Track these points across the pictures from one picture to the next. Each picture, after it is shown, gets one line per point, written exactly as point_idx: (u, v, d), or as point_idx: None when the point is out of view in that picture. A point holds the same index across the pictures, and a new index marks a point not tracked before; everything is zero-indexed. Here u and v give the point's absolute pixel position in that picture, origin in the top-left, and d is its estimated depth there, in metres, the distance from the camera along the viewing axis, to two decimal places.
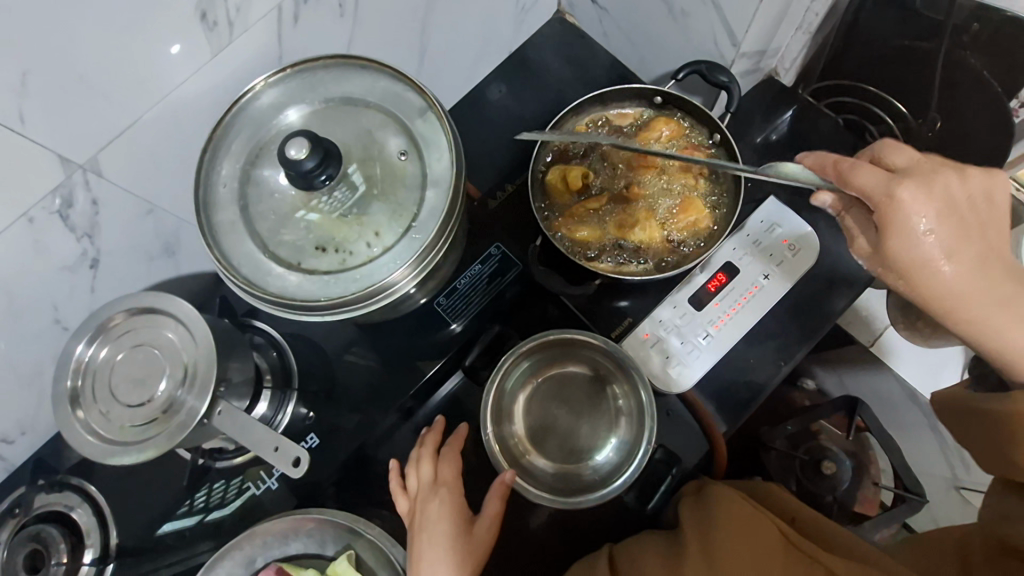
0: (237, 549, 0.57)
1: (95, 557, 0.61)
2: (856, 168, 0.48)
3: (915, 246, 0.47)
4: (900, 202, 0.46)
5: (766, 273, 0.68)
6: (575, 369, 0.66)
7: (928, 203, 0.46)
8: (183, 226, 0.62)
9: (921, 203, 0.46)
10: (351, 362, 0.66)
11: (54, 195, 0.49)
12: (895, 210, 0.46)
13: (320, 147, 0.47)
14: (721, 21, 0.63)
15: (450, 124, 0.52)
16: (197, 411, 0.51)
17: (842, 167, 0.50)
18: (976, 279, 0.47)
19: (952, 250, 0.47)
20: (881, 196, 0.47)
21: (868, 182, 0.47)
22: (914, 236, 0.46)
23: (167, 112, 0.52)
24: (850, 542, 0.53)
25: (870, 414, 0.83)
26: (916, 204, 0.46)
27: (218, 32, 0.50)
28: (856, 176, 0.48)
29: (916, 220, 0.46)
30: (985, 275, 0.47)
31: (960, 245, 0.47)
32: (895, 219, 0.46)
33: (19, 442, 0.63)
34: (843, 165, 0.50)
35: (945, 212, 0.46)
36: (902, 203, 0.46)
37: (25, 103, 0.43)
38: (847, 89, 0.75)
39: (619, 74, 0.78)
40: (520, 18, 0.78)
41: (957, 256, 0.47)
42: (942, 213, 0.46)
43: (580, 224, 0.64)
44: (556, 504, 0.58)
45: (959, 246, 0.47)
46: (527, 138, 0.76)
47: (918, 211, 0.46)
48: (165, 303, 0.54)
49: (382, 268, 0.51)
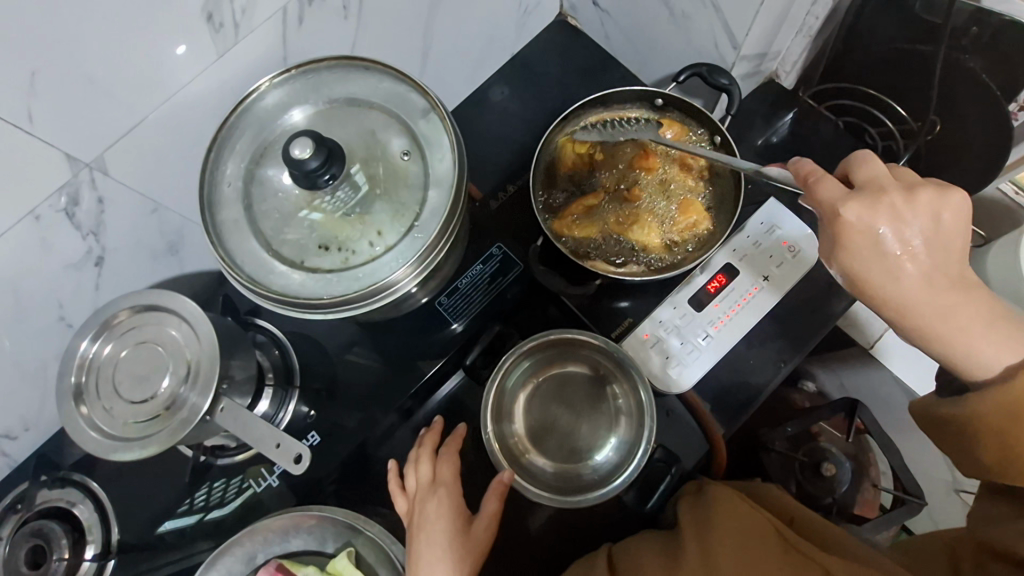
0: (237, 544, 0.57)
1: (96, 553, 0.62)
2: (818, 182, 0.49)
3: (863, 263, 0.48)
4: (846, 223, 0.47)
5: (765, 275, 0.69)
6: (576, 369, 0.66)
7: (878, 222, 0.46)
8: (188, 224, 0.62)
9: (868, 224, 0.46)
10: (351, 361, 0.66)
11: (61, 192, 0.50)
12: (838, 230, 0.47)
13: (325, 147, 0.48)
14: (722, 25, 0.64)
15: (452, 125, 0.53)
16: (199, 408, 0.51)
17: (808, 180, 0.50)
18: (930, 301, 0.48)
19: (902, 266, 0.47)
20: (830, 216, 0.48)
21: (820, 201, 0.48)
22: (861, 256, 0.47)
23: (174, 112, 0.52)
24: (851, 545, 0.53)
25: (869, 416, 0.83)
26: (863, 224, 0.46)
27: (224, 33, 0.50)
28: (814, 194, 0.49)
29: (861, 242, 0.47)
30: (939, 299, 0.48)
31: (909, 266, 0.47)
32: (841, 238, 0.47)
33: (23, 437, 0.63)
34: (809, 176, 0.50)
35: (907, 234, 0.46)
36: (848, 223, 0.47)
37: (34, 102, 0.44)
38: (841, 99, 0.77)
39: (621, 76, 0.78)
40: (523, 21, 0.79)
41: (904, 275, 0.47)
42: (893, 235, 0.46)
43: (579, 223, 0.64)
44: (555, 503, 0.58)
45: (910, 264, 0.47)
46: (529, 140, 0.76)
47: (864, 232, 0.47)
48: (169, 300, 0.55)
49: (384, 266, 0.51)
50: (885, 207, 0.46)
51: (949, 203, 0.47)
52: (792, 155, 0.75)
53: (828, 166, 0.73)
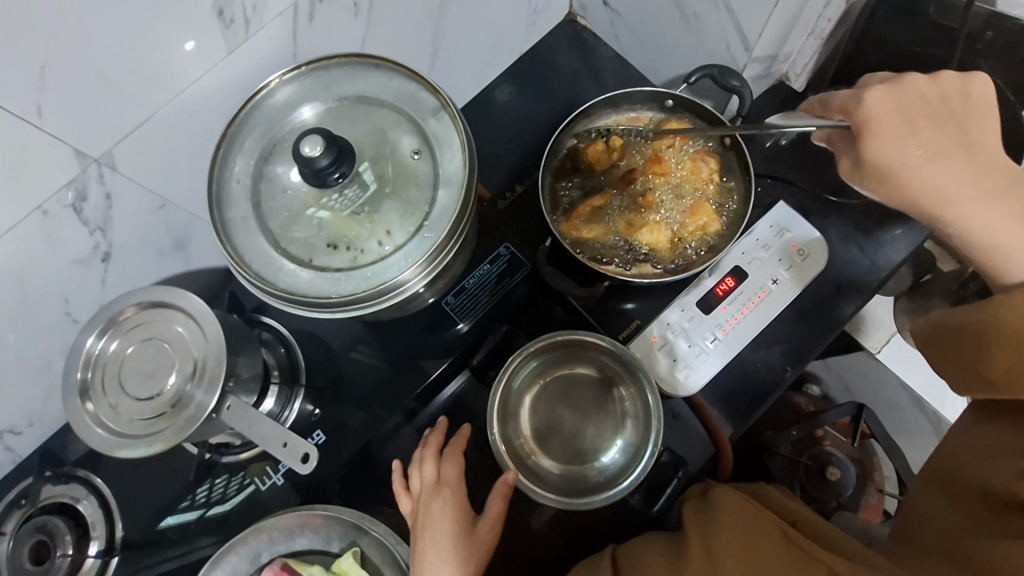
0: (242, 543, 0.57)
1: (100, 550, 0.62)
2: (833, 95, 0.55)
3: (895, 146, 0.51)
4: (870, 107, 0.52)
5: (774, 277, 0.68)
6: (583, 371, 0.66)
7: (896, 106, 0.51)
8: (195, 221, 0.62)
9: (889, 104, 0.51)
10: (356, 359, 0.66)
11: (68, 188, 0.49)
12: (865, 113, 0.51)
13: (335, 145, 0.47)
14: (734, 26, 0.64)
15: (463, 124, 0.53)
16: (206, 406, 0.51)
17: (823, 100, 0.57)
18: (961, 178, 0.50)
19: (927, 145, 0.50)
20: (853, 105, 0.53)
21: (843, 99, 0.54)
22: (893, 139, 0.51)
23: (182, 109, 0.52)
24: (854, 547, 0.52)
25: (875, 419, 0.84)
26: (885, 104, 0.51)
27: (234, 29, 0.50)
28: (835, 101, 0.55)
29: (890, 121, 0.51)
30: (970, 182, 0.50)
31: (938, 143, 0.50)
32: (867, 124, 0.51)
33: (27, 433, 0.63)
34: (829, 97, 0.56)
35: (932, 116, 0.51)
36: (872, 108, 0.51)
37: (44, 96, 0.44)
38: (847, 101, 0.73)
39: (631, 76, 0.78)
40: (532, 19, 0.78)
41: (932, 152, 0.50)
42: (917, 115, 0.51)
43: (587, 224, 0.64)
44: (561, 505, 0.57)
45: (940, 145, 0.50)
46: (537, 139, 0.76)
47: (888, 113, 0.51)
48: (176, 298, 0.55)
49: (393, 266, 0.51)
50: (906, 90, 0.51)
51: (966, 84, 0.52)
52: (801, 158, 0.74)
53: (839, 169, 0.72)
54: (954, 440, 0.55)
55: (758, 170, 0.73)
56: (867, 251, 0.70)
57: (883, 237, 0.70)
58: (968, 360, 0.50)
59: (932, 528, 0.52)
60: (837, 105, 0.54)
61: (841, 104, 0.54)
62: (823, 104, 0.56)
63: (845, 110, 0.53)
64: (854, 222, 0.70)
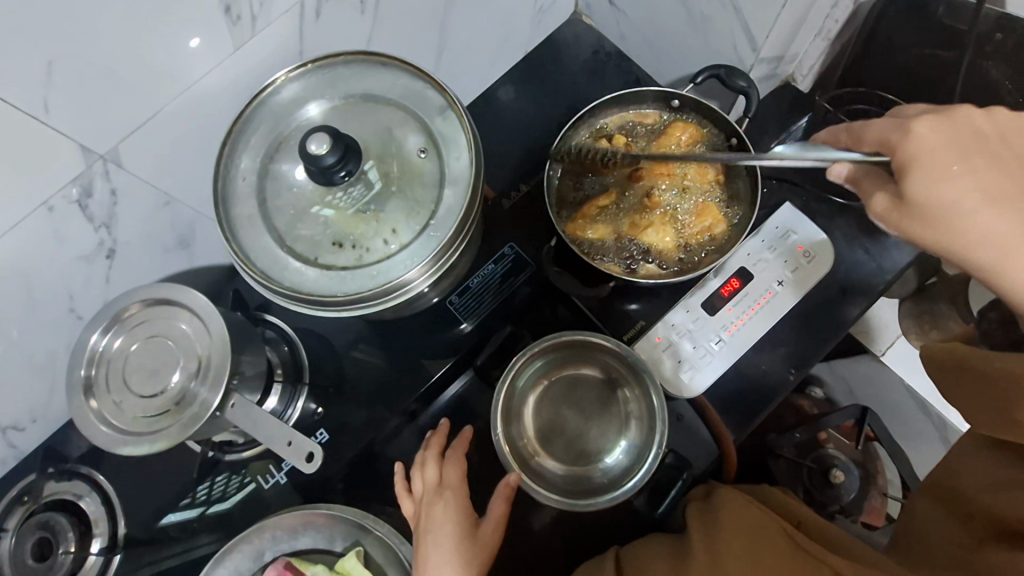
0: (245, 542, 0.57)
1: (103, 547, 0.62)
2: (865, 126, 0.48)
3: (944, 184, 0.42)
4: (919, 140, 0.43)
5: (780, 279, 0.68)
6: (587, 371, 0.66)
7: (948, 139, 0.43)
8: (200, 218, 0.62)
9: (939, 135, 0.43)
10: (359, 358, 0.66)
11: (73, 183, 0.49)
12: (912, 146, 0.43)
13: (341, 143, 0.47)
14: (741, 27, 0.63)
15: (469, 122, 0.52)
16: (210, 404, 0.50)
17: (855, 132, 0.49)
18: (1020, 230, 0.42)
19: (985, 184, 0.42)
20: (898, 138, 0.44)
21: (881, 129, 0.47)
22: (944, 174, 0.43)
23: (188, 105, 0.52)
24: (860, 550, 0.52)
25: (881, 423, 0.84)
26: (939, 135, 0.43)
27: (241, 26, 0.50)
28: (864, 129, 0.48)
29: (940, 157, 0.43)
30: None
31: (996, 186, 0.43)
32: (918, 155, 0.43)
33: (30, 429, 0.63)
34: (852, 131, 0.50)
35: (989, 151, 0.43)
36: (920, 138, 0.43)
37: (50, 91, 0.43)
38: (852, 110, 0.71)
39: (637, 76, 0.78)
40: (538, 18, 0.78)
41: (989, 194, 0.42)
42: (971, 150, 0.43)
43: (593, 225, 0.64)
44: (565, 506, 0.57)
45: (1001, 184, 0.43)
46: (542, 139, 0.76)
47: (940, 144, 0.43)
48: (180, 295, 0.55)
49: (398, 265, 0.51)
50: (960, 123, 0.44)
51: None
52: None
53: None
54: (965, 472, 0.54)
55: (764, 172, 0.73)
56: (873, 254, 0.69)
57: (888, 240, 0.69)
58: (987, 406, 0.48)
59: (937, 553, 0.51)
60: (868, 139, 0.47)
61: (879, 137, 0.46)
62: (852, 136, 0.49)
63: (887, 142, 0.45)
64: (860, 224, 0.70)
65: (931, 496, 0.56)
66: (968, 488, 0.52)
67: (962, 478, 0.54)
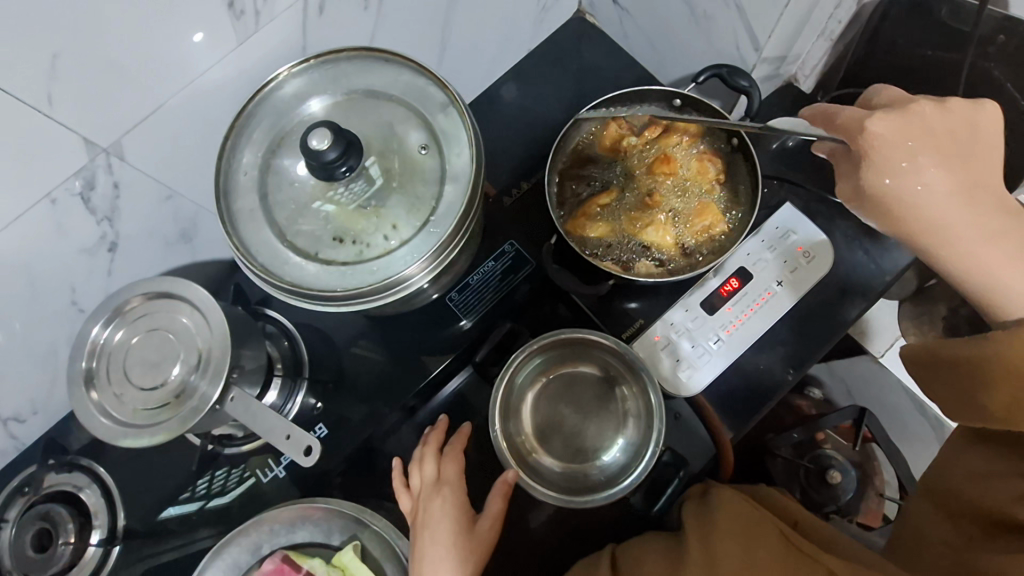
0: (244, 535, 0.57)
1: (102, 538, 0.62)
2: (837, 110, 0.51)
3: (896, 179, 0.47)
4: (876, 134, 0.47)
5: (779, 279, 0.68)
6: (586, 369, 0.66)
7: (902, 133, 0.47)
8: (202, 213, 0.62)
9: (894, 129, 0.47)
10: (358, 353, 0.66)
11: (76, 176, 0.49)
12: (869, 144, 0.47)
13: (343, 139, 0.47)
14: (744, 27, 0.64)
15: (470, 119, 0.53)
16: (209, 397, 0.51)
17: (829, 113, 0.52)
18: (961, 217, 0.48)
19: (933, 176, 0.47)
20: (857, 130, 0.48)
21: (851, 117, 0.49)
22: (895, 170, 0.47)
23: (191, 99, 0.52)
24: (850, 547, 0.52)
25: (877, 423, 0.84)
26: (891, 131, 0.47)
27: (244, 21, 0.50)
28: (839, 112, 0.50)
29: (895, 153, 0.47)
30: (968, 213, 0.48)
31: (942, 179, 0.47)
32: (874, 151, 0.47)
33: (31, 420, 0.63)
34: (828, 114, 0.52)
35: (940, 146, 0.47)
36: (877, 134, 0.47)
37: (55, 85, 0.44)
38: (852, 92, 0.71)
39: (639, 75, 0.78)
40: (541, 17, 0.78)
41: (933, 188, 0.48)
42: (923, 145, 0.47)
43: (593, 223, 0.64)
44: (562, 503, 0.57)
45: (944, 174, 0.47)
46: (543, 137, 0.76)
47: (895, 139, 0.47)
48: (182, 288, 0.55)
49: (398, 261, 0.51)
50: (913, 116, 0.47)
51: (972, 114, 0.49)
52: (808, 160, 0.73)
53: None
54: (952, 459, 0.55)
55: (765, 172, 0.73)
56: (873, 255, 0.69)
57: (889, 241, 0.69)
58: (970, 399, 0.50)
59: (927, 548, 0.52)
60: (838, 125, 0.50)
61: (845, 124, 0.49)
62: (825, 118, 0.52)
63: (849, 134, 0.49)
64: (861, 225, 0.70)
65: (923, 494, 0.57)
66: (955, 478, 0.54)
67: (948, 471, 0.55)
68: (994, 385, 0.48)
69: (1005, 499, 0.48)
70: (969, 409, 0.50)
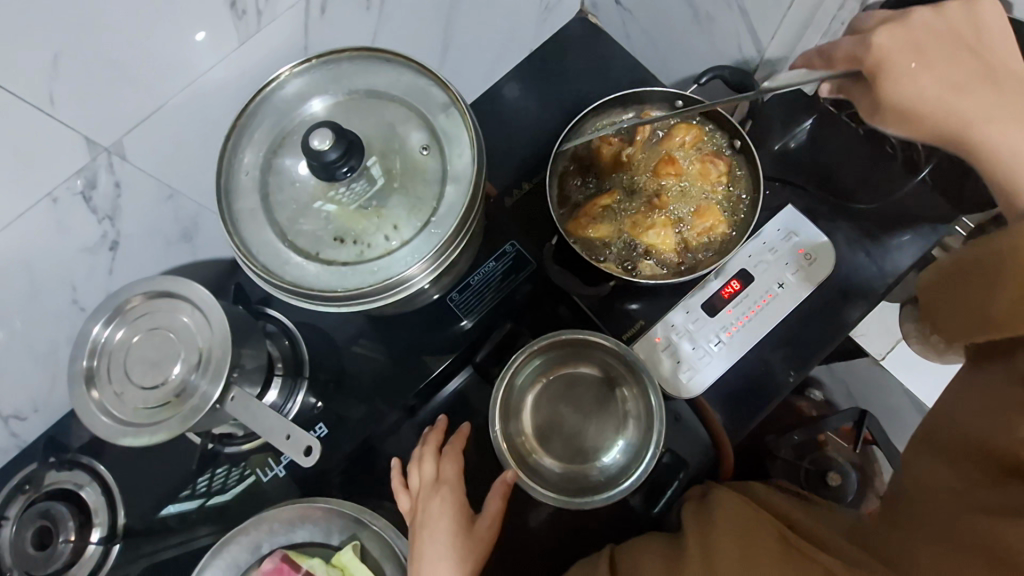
0: (244, 533, 0.57)
1: (102, 536, 0.62)
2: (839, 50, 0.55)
3: (906, 82, 0.49)
4: (879, 47, 0.49)
5: (781, 281, 0.68)
6: (586, 370, 0.66)
7: (901, 40, 0.49)
8: (204, 211, 0.62)
9: (899, 40, 0.49)
10: (358, 352, 0.66)
11: (78, 175, 0.50)
12: (875, 55, 0.49)
13: (344, 139, 0.47)
14: (747, 28, 0.64)
15: (472, 120, 0.53)
16: (210, 396, 0.51)
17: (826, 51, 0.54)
18: (983, 104, 0.47)
19: (939, 73, 0.48)
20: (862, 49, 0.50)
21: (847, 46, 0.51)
22: (906, 74, 0.49)
23: (193, 99, 0.52)
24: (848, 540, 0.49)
25: (878, 426, 0.83)
26: (896, 42, 0.49)
27: (246, 20, 0.50)
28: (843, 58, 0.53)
29: (901, 60, 0.49)
30: (992, 107, 0.47)
31: (949, 72, 0.48)
32: (882, 63, 0.49)
33: (32, 418, 0.64)
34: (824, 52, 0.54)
35: (940, 44, 0.48)
36: (879, 44, 0.49)
37: (57, 85, 0.44)
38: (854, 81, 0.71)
39: (641, 76, 0.78)
40: (543, 17, 0.78)
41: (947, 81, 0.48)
42: (926, 48, 0.48)
43: (594, 224, 0.64)
44: (561, 503, 0.57)
45: (951, 70, 0.48)
46: (545, 137, 0.76)
47: (898, 48, 0.49)
48: (183, 288, 0.55)
49: (399, 261, 0.51)
50: (912, 25, 0.49)
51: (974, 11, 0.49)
52: (810, 162, 0.73)
53: (846, 171, 0.72)
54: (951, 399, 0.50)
55: (767, 173, 0.73)
56: (875, 257, 0.69)
57: (890, 244, 0.69)
58: (979, 306, 0.48)
59: (925, 494, 0.47)
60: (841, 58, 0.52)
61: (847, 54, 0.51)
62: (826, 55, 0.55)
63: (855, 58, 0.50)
64: (862, 227, 0.70)
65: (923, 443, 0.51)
66: (953, 415, 0.48)
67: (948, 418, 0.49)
68: (1000, 289, 0.45)
69: (1004, 434, 0.43)
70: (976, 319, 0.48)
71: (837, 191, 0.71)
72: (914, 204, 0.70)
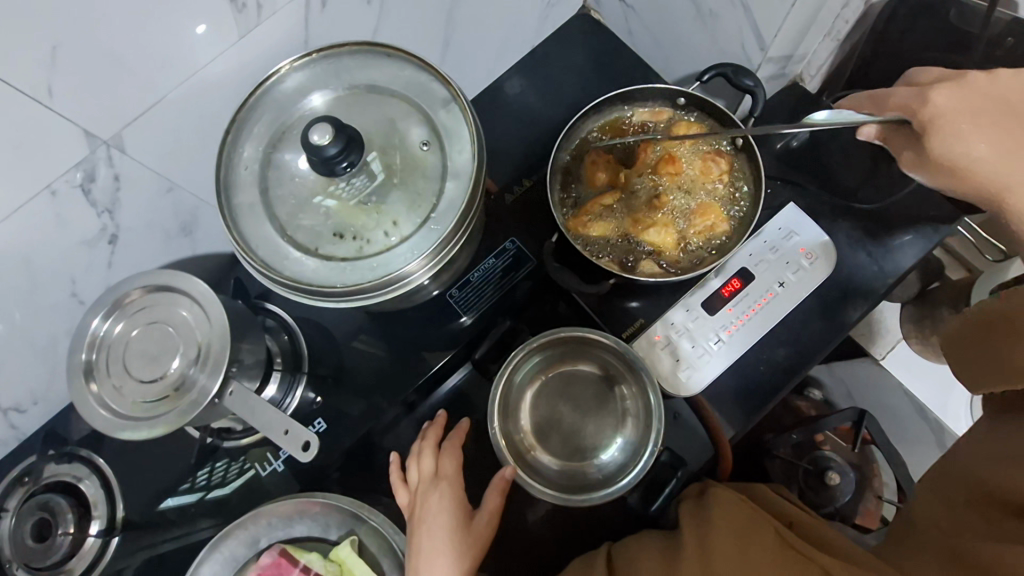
0: (242, 528, 0.58)
1: (101, 529, 0.62)
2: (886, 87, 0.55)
3: (948, 144, 0.50)
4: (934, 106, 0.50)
5: (781, 280, 0.68)
6: (585, 368, 0.66)
7: (957, 103, 0.50)
8: (203, 206, 0.62)
9: (953, 102, 0.50)
10: (357, 348, 0.66)
11: (77, 168, 0.49)
12: (929, 113, 0.50)
13: (344, 134, 0.47)
14: (751, 26, 0.64)
15: (473, 115, 0.52)
16: (208, 390, 0.51)
17: (878, 97, 0.55)
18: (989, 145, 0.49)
19: (991, 136, 0.49)
20: (918, 105, 0.51)
21: (903, 96, 0.53)
22: (953, 134, 0.49)
23: (193, 92, 0.52)
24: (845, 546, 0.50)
25: (876, 425, 0.84)
26: (949, 102, 0.50)
27: (246, 14, 0.50)
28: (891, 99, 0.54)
29: (948, 119, 0.49)
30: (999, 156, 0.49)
31: (990, 133, 0.49)
32: (934, 120, 0.50)
33: (32, 411, 0.64)
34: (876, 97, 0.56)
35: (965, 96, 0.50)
36: (934, 103, 0.50)
37: (55, 76, 0.44)
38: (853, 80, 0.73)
39: (644, 72, 0.77)
40: (546, 13, 0.77)
41: (986, 136, 0.49)
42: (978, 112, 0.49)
43: (595, 222, 0.63)
44: (559, 501, 0.57)
45: (994, 133, 0.49)
46: (546, 134, 0.76)
47: (952, 109, 0.50)
48: (181, 282, 0.55)
49: (399, 257, 0.51)
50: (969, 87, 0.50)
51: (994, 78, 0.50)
52: (811, 160, 0.73)
53: (847, 171, 0.72)
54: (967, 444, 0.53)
55: (769, 172, 0.72)
56: (876, 257, 0.69)
57: (891, 244, 0.69)
58: (991, 363, 0.50)
59: (926, 530, 0.51)
60: (891, 106, 0.53)
61: (901, 103, 0.52)
62: (875, 100, 0.56)
63: (909, 108, 0.52)
64: (864, 227, 0.70)
65: (932, 488, 0.54)
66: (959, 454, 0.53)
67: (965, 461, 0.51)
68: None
69: (999, 472, 0.47)
70: (989, 375, 0.50)
71: (839, 190, 0.71)
72: (915, 205, 0.69)
